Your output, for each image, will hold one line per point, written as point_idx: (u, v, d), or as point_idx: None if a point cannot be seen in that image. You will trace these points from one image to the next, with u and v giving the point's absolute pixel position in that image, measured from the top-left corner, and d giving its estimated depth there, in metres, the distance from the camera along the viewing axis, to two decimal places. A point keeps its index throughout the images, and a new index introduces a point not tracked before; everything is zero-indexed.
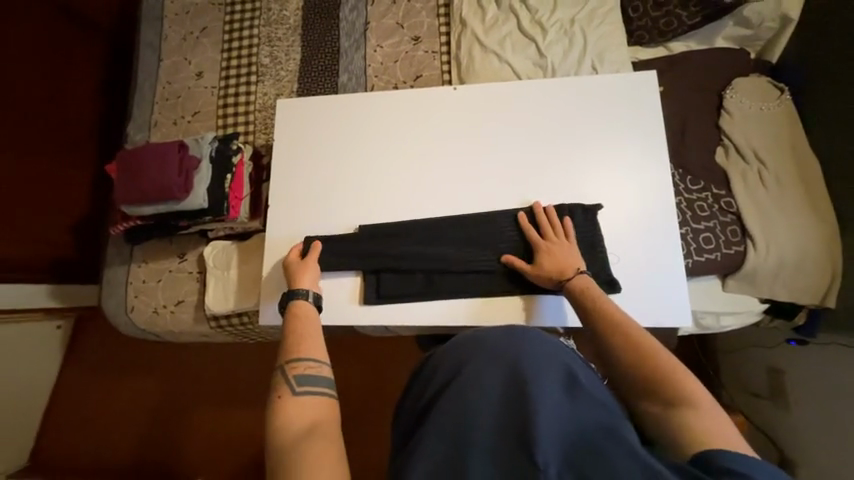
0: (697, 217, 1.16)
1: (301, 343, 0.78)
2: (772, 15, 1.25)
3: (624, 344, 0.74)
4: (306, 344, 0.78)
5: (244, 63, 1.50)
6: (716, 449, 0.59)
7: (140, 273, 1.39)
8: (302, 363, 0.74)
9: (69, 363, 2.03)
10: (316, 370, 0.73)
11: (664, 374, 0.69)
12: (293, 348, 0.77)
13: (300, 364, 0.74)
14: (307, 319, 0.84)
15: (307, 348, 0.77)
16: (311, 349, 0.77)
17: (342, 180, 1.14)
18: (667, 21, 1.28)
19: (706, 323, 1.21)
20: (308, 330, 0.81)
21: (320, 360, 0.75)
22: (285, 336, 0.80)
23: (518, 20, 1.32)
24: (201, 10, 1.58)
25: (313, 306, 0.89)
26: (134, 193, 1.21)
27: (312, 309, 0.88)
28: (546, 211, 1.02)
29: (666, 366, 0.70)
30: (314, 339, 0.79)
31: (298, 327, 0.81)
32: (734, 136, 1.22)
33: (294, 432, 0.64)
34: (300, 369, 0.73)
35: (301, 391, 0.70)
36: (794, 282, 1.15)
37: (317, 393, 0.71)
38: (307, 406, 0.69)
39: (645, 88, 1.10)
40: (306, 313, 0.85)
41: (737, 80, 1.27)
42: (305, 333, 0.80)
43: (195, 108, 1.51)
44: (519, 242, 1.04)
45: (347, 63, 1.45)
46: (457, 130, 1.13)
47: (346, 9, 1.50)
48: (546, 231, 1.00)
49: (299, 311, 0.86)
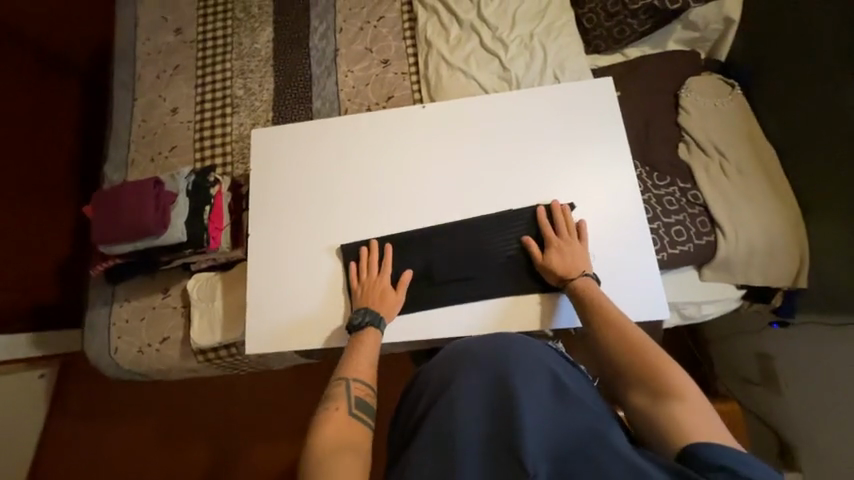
0: (668, 211, 1.20)
1: (365, 363, 0.92)
2: (715, 18, 1.33)
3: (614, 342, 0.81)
4: (368, 367, 0.92)
5: (218, 97, 1.53)
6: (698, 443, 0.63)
7: (123, 312, 1.37)
8: (360, 385, 0.87)
9: (53, 413, 1.96)
10: (368, 397, 0.87)
11: (655, 368, 0.75)
12: (355, 368, 0.90)
13: (360, 384, 0.88)
14: (373, 342, 0.97)
15: (367, 372, 0.91)
16: (369, 374, 0.91)
17: (319, 203, 1.16)
18: (620, 29, 1.34)
19: (689, 312, 1.24)
20: (371, 354, 0.94)
21: (373, 386, 0.89)
22: (352, 352, 0.94)
23: (481, 38, 1.38)
24: (174, 49, 1.62)
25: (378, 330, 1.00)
26: (113, 232, 1.21)
27: (378, 339, 0.98)
28: (562, 209, 1.05)
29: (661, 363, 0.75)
30: (373, 364, 0.93)
31: (364, 349, 0.95)
32: (693, 132, 1.28)
33: (336, 440, 0.76)
34: (356, 386, 0.87)
35: (354, 411, 0.83)
36: (768, 267, 1.19)
37: (362, 397, 0.86)
38: (356, 426, 0.81)
39: (604, 95, 1.15)
40: (375, 337, 0.97)
41: (690, 79, 1.34)
42: (368, 354, 0.94)
43: (172, 143, 1.52)
44: (527, 232, 1.06)
45: (320, 89, 1.50)
46: (430, 145, 1.16)
47: (315, 38, 1.55)
48: (559, 230, 1.03)
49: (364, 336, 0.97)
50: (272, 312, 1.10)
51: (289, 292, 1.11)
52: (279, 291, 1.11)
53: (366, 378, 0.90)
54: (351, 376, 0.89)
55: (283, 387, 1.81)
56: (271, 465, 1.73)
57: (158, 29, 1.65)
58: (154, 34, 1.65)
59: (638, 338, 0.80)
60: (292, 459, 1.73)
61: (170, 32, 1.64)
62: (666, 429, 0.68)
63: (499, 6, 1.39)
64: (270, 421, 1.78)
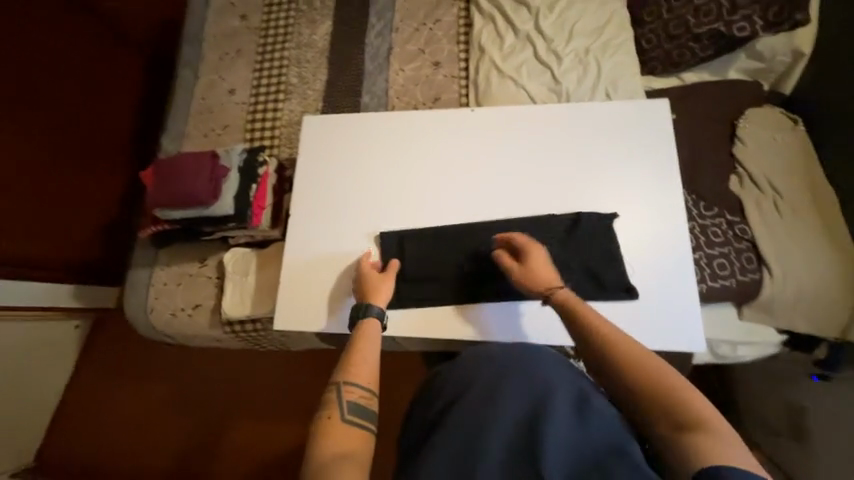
0: (712, 243, 1.16)
1: (363, 364, 0.81)
2: (784, 50, 1.28)
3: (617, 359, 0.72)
4: (366, 367, 0.81)
5: (273, 82, 1.60)
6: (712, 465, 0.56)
7: (162, 275, 1.45)
8: (358, 389, 0.77)
9: (83, 361, 2.08)
10: (367, 402, 0.77)
11: (657, 385, 0.66)
12: (350, 369, 0.80)
13: (356, 388, 0.77)
14: (371, 340, 0.85)
15: (366, 374, 0.79)
16: (369, 376, 0.80)
17: (361, 194, 1.19)
18: (680, 53, 1.32)
19: (723, 352, 1.19)
20: (370, 353, 0.83)
21: (372, 390, 0.78)
22: (347, 351, 0.83)
23: (535, 48, 1.38)
24: (238, 33, 1.70)
25: (380, 325, 0.90)
26: (165, 199, 1.28)
27: (377, 335, 0.87)
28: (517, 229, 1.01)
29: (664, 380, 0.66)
30: (373, 365, 0.81)
31: (361, 347, 0.83)
32: (747, 164, 1.24)
33: (336, 452, 0.68)
34: (353, 391, 0.77)
35: (348, 419, 0.73)
36: (815, 313, 1.13)
37: (360, 402, 0.76)
38: (351, 436, 0.71)
39: (656, 117, 1.13)
40: (373, 334, 0.86)
41: (750, 110, 1.29)
42: (368, 353, 0.83)
43: (225, 122, 1.60)
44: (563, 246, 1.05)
45: (370, 84, 1.54)
46: (474, 149, 1.18)
47: (372, 35, 1.59)
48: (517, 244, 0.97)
49: (360, 333, 0.86)
50: (303, 293, 1.14)
51: (321, 275, 1.15)
52: (313, 275, 1.15)
53: (364, 381, 0.79)
54: (346, 378, 0.78)
55: (297, 368, 1.85)
56: (276, 443, 1.78)
57: (226, 14, 1.74)
58: (222, 18, 1.74)
59: (634, 353, 0.71)
60: (297, 439, 1.77)
61: (236, 17, 1.73)
62: (682, 454, 0.60)
63: (557, 19, 1.38)
64: (280, 400, 1.83)
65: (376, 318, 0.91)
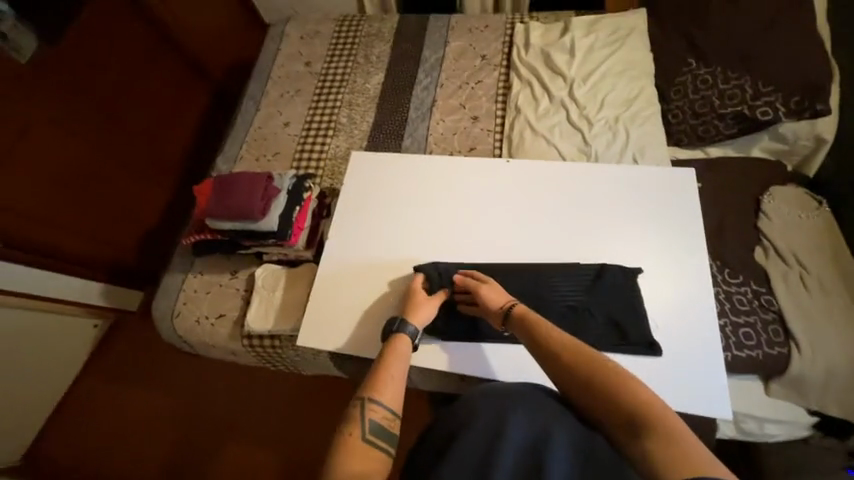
0: (736, 310, 1.16)
1: (388, 384, 0.85)
2: (807, 135, 1.35)
3: (577, 365, 0.75)
4: (391, 387, 0.84)
5: (325, 120, 1.77)
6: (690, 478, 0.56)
7: (194, 282, 1.52)
8: (382, 410, 0.81)
9: (96, 360, 2.12)
10: (388, 423, 0.80)
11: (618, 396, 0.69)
12: (376, 387, 0.84)
13: (379, 407, 0.81)
14: (399, 359, 0.89)
15: (390, 395, 0.83)
16: (394, 397, 0.83)
17: (394, 226, 1.27)
18: (704, 129, 1.41)
19: (748, 427, 1.14)
20: (396, 372, 0.87)
21: (394, 410, 0.82)
22: (376, 368, 0.88)
23: (568, 113, 1.50)
24: (301, 76, 1.92)
25: (409, 344, 0.95)
26: (217, 209, 1.38)
27: (406, 355, 0.91)
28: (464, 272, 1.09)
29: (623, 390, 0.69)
30: (399, 386, 0.85)
31: (389, 366, 0.87)
32: (772, 238, 1.26)
33: (353, 470, 0.71)
34: (377, 410, 0.80)
35: (369, 437, 0.77)
36: (846, 396, 1.09)
37: (381, 423, 0.80)
38: (370, 455, 0.75)
39: (682, 183, 1.19)
40: (402, 353, 0.91)
41: (774, 187, 1.34)
42: (396, 373, 0.86)
43: (277, 149, 1.76)
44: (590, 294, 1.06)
45: (412, 130, 1.68)
46: (504, 196, 1.25)
47: (419, 88, 1.77)
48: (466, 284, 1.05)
49: (390, 350, 0.91)
50: (330, 313, 1.20)
51: (348, 298, 1.20)
52: (343, 297, 1.21)
53: (387, 400, 0.82)
54: (370, 396, 0.82)
55: (300, 394, 1.83)
56: (267, 471, 1.71)
57: (293, 59, 1.98)
58: (289, 63, 1.97)
59: (594, 365, 0.73)
60: (288, 471, 1.70)
61: (301, 63, 1.96)
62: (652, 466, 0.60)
63: (590, 89, 1.52)
64: (280, 426, 1.78)
65: (408, 336, 0.97)
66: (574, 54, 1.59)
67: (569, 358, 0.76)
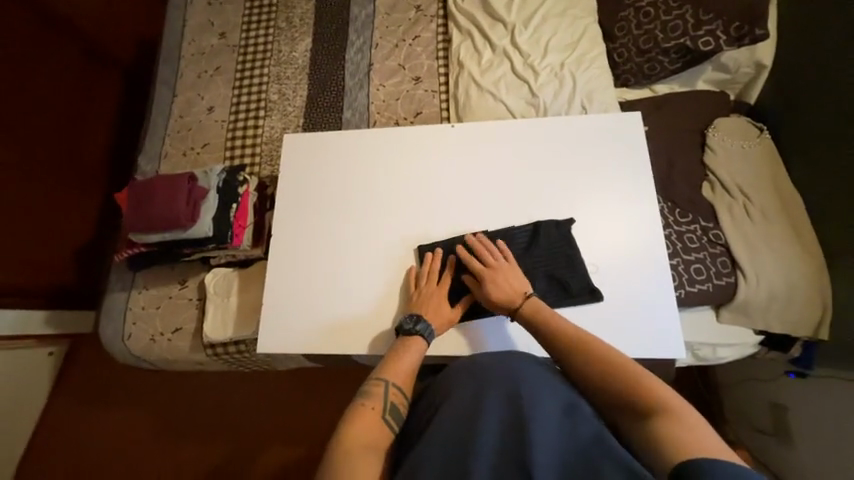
0: (688, 248, 1.19)
1: (405, 368, 0.88)
2: (747, 62, 1.34)
3: (577, 355, 0.81)
4: (407, 372, 0.88)
5: (253, 99, 1.59)
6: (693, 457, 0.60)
7: (140, 298, 1.41)
8: (400, 392, 0.84)
9: (57, 389, 1.99)
10: (403, 406, 0.83)
11: (627, 383, 0.73)
12: (395, 370, 0.87)
13: (396, 389, 0.84)
14: (419, 349, 0.93)
15: (407, 379, 0.87)
16: (407, 382, 0.86)
17: (345, 211, 1.19)
18: (650, 66, 1.36)
19: (703, 354, 1.22)
20: (415, 359, 0.90)
21: (408, 395, 0.85)
22: (395, 352, 0.91)
23: (512, 63, 1.41)
24: (217, 51, 1.69)
25: (429, 337, 0.96)
26: (143, 221, 1.25)
27: (425, 346, 0.94)
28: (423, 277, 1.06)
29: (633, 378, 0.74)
30: (412, 373, 0.88)
31: (408, 352, 0.91)
32: (718, 172, 1.28)
33: (367, 441, 0.75)
34: (390, 390, 0.83)
35: (385, 415, 0.80)
36: (788, 314, 1.17)
37: (395, 403, 0.82)
38: (381, 432, 0.78)
39: (630, 128, 1.16)
40: (423, 343, 0.94)
41: (718, 120, 1.34)
42: (411, 359, 0.90)
43: (204, 140, 1.58)
44: (545, 257, 1.06)
45: (351, 100, 1.54)
46: (455, 164, 1.19)
47: (352, 51, 1.61)
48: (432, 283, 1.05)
49: (409, 339, 0.93)
50: (286, 314, 1.12)
51: (304, 296, 1.13)
52: (295, 294, 1.14)
53: (402, 383, 0.86)
54: (388, 376, 0.85)
55: (282, 388, 1.81)
56: (262, 468, 1.71)
57: (204, 32, 1.73)
58: (200, 36, 1.73)
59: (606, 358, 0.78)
60: (283, 464, 1.71)
61: (214, 35, 1.72)
62: (659, 448, 0.65)
63: (533, 34, 1.42)
64: (266, 421, 1.78)
65: (428, 334, 0.95)
66: None
67: (582, 352, 0.81)
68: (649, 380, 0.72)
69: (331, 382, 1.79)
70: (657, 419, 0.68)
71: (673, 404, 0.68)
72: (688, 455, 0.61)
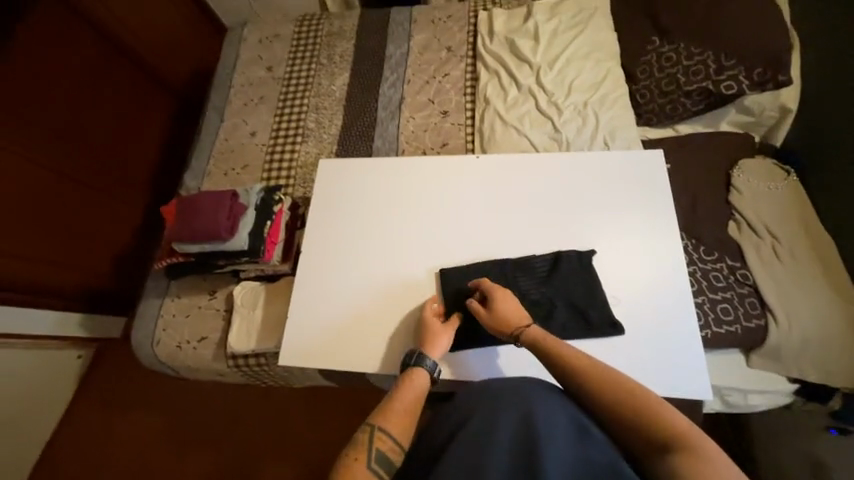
0: (714, 287, 1.17)
1: (397, 412, 0.84)
2: (771, 105, 1.36)
3: (587, 379, 0.79)
4: (399, 417, 0.84)
5: (292, 126, 1.72)
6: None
7: (171, 306, 1.48)
8: (388, 439, 0.80)
9: (82, 391, 2.07)
10: (393, 455, 0.79)
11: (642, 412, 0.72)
12: (385, 414, 0.83)
13: (384, 436, 0.80)
14: (414, 391, 0.88)
15: (398, 425, 0.82)
16: (401, 429, 0.82)
17: (371, 233, 1.24)
18: (672, 107, 1.41)
19: (732, 400, 1.17)
20: (408, 403, 0.86)
21: (399, 442, 0.80)
22: (389, 394, 0.88)
23: (536, 101, 1.48)
24: (263, 83, 1.85)
25: (427, 377, 0.92)
26: (185, 233, 1.34)
27: (421, 387, 0.89)
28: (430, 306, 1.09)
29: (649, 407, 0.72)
30: (407, 417, 0.84)
31: (401, 395, 0.87)
32: (744, 212, 1.27)
33: None
34: (378, 437, 0.80)
35: (370, 464, 0.77)
36: (825, 362, 1.11)
37: (383, 451, 0.79)
38: None
39: (652, 166, 1.19)
40: (418, 384, 0.89)
41: (743, 160, 1.35)
42: (405, 402, 0.86)
43: (245, 161, 1.70)
44: (566, 287, 1.07)
45: (382, 130, 1.64)
46: (478, 192, 1.24)
47: (385, 86, 1.73)
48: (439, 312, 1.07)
49: (404, 380, 0.90)
50: (308, 328, 1.16)
51: (327, 312, 1.17)
52: (318, 309, 1.18)
53: (393, 430, 0.81)
54: (377, 421, 0.82)
55: (294, 406, 1.82)
56: None
57: (253, 66, 1.91)
58: (249, 69, 1.90)
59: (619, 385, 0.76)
60: None
61: (262, 69, 1.89)
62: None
63: (557, 75, 1.50)
64: (276, 439, 1.77)
65: (429, 371, 0.93)
66: (539, 40, 1.56)
67: (594, 380, 0.78)
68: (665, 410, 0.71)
69: (344, 403, 1.79)
70: (673, 453, 0.66)
71: (690, 436, 0.66)
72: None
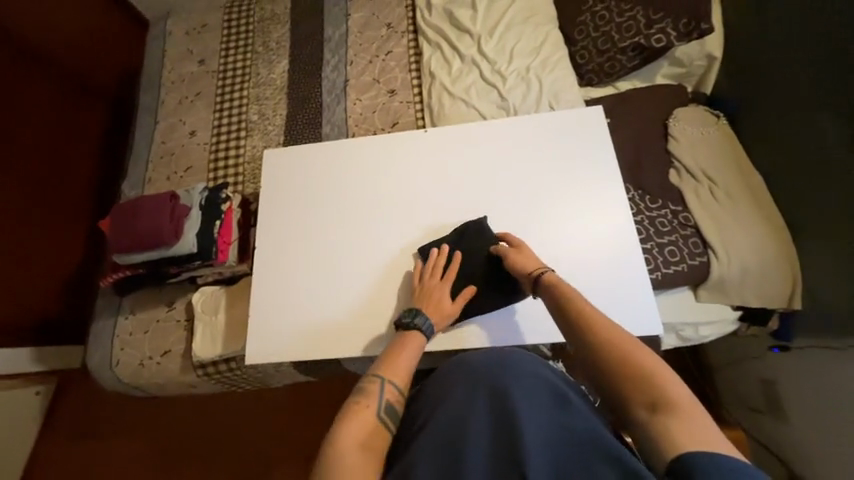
0: (660, 232, 1.24)
1: (399, 367, 0.87)
2: (699, 55, 1.44)
3: (583, 335, 0.79)
4: (402, 371, 0.87)
5: (234, 120, 1.64)
6: (695, 452, 0.60)
7: (127, 325, 1.40)
8: (394, 390, 0.83)
9: (47, 429, 1.94)
10: (399, 404, 0.83)
11: (636, 365, 0.72)
12: (388, 369, 0.86)
13: (390, 386, 0.83)
14: (413, 348, 0.92)
15: (402, 377, 0.86)
16: (405, 382, 0.86)
17: (328, 220, 1.21)
18: (610, 65, 1.44)
19: (686, 335, 1.26)
20: (409, 357, 0.90)
21: (402, 393, 0.84)
22: (389, 351, 0.91)
23: (481, 71, 1.48)
24: (197, 78, 1.74)
25: (424, 337, 0.95)
26: (128, 242, 1.26)
27: (420, 344, 0.94)
28: (430, 266, 1.07)
29: (642, 360, 0.72)
30: (410, 371, 0.88)
31: (401, 351, 0.90)
32: (683, 159, 1.34)
33: (358, 441, 0.73)
34: (385, 388, 0.83)
35: (378, 412, 0.79)
36: (762, 287, 1.21)
37: (390, 400, 0.82)
38: (375, 433, 0.77)
39: (595, 123, 1.22)
40: (416, 342, 0.93)
41: (678, 110, 1.41)
42: (407, 359, 0.89)
43: (188, 163, 1.61)
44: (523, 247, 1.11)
45: (330, 115, 1.59)
46: (431, 167, 1.23)
47: (327, 69, 1.67)
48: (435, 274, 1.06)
49: (403, 339, 0.93)
50: (273, 326, 1.13)
51: (290, 305, 1.14)
52: (281, 306, 1.15)
53: (396, 381, 0.85)
54: (381, 375, 0.85)
55: (278, 407, 1.79)
56: None
57: (183, 60, 1.78)
58: (179, 64, 1.78)
59: (612, 340, 0.76)
60: None
61: (194, 63, 1.77)
62: (661, 441, 0.64)
63: (498, 42, 1.49)
64: (265, 442, 1.75)
65: (426, 332, 0.96)
66: (476, 9, 1.54)
67: (589, 336, 0.78)
68: (651, 363, 0.72)
69: (329, 396, 1.77)
70: (653, 412, 0.67)
71: (671, 393, 0.68)
72: (688, 451, 0.61)
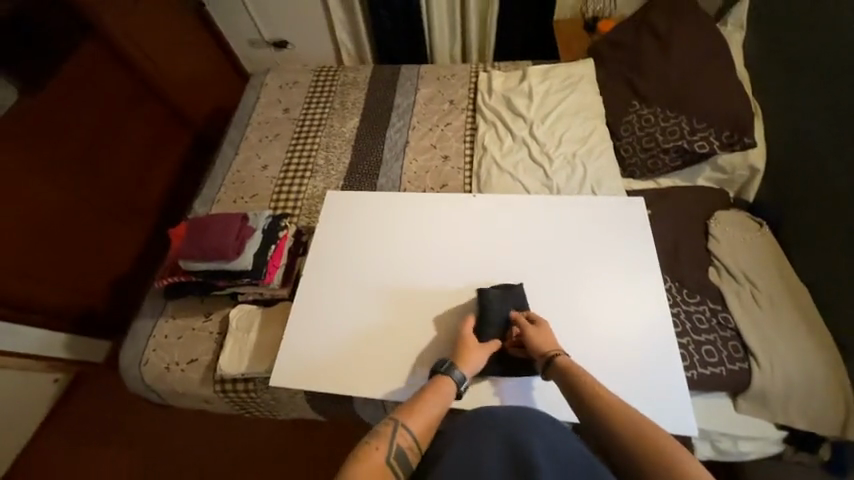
0: (698, 328, 1.22)
1: (420, 415, 0.86)
2: (741, 165, 1.52)
3: (611, 420, 0.80)
4: (423, 419, 0.85)
5: (303, 161, 1.85)
6: None
7: (165, 327, 1.48)
8: (410, 436, 0.81)
9: (55, 418, 1.98)
10: (412, 453, 0.79)
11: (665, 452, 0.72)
12: (409, 414, 0.85)
13: (406, 432, 0.82)
14: (438, 399, 0.91)
15: (421, 426, 0.84)
16: (423, 431, 0.83)
17: (372, 261, 1.30)
18: (653, 162, 1.55)
19: (723, 447, 1.18)
20: (432, 408, 0.88)
21: (419, 443, 0.81)
22: (414, 397, 0.90)
23: (530, 150, 1.62)
24: (280, 122, 2.01)
25: (453, 390, 0.94)
26: (193, 251, 1.39)
27: (447, 396, 0.92)
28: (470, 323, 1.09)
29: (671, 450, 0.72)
30: (431, 423, 0.85)
31: (425, 399, 0.90)
32: (723, 259, 1.35)
33: None
34: (401, 432, 0.81)
35: (388, 456, 0.77)
36: (809, 408, 1.13)
37: (404, 446, 0.79)
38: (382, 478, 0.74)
39: (635, 213, 1.28)
40: (443, 393, 0.92)
41: (719, 212, 1.45)
42: (431, 408, 0.88)
43: (254, 191, 1.80)
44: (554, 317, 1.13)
45: (387, 170, 1.77)
46: (474, 229, 1.32)
47: (392, 131, 1.88)
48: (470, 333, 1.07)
49: (430, 388, 0.93)
50: (303, 352, 1.19)
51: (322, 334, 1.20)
52: (313, 333, 1.21)
53: (415, 429, 0.83)
54: (401, 419, 0.84)
55: (276, 442, 1.74)
56: None
57: (272, 107, 2.08)
58: (268, 109, 2.07)
59: (640, 425, 0.77)
60: None
61: (280, 110, 2.06)
62: None
63: (548, 128, 1.65)
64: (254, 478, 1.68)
65: (457, 384, 0.96)
66: (532, 99, 1.74)
67: (617, 426, 0.78)
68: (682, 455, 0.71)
69: (329, 442, 1.71)
70: None
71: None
72: None
